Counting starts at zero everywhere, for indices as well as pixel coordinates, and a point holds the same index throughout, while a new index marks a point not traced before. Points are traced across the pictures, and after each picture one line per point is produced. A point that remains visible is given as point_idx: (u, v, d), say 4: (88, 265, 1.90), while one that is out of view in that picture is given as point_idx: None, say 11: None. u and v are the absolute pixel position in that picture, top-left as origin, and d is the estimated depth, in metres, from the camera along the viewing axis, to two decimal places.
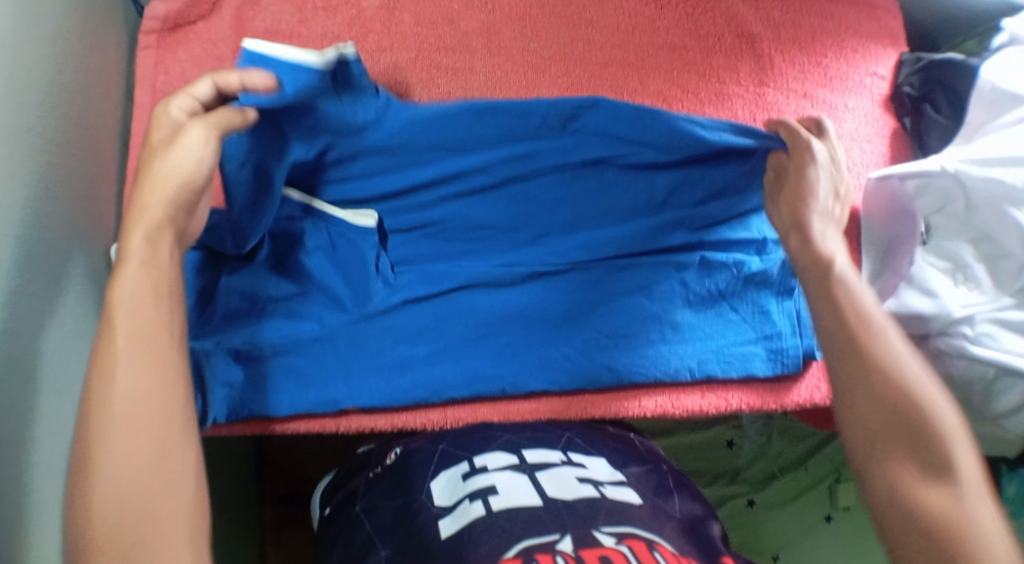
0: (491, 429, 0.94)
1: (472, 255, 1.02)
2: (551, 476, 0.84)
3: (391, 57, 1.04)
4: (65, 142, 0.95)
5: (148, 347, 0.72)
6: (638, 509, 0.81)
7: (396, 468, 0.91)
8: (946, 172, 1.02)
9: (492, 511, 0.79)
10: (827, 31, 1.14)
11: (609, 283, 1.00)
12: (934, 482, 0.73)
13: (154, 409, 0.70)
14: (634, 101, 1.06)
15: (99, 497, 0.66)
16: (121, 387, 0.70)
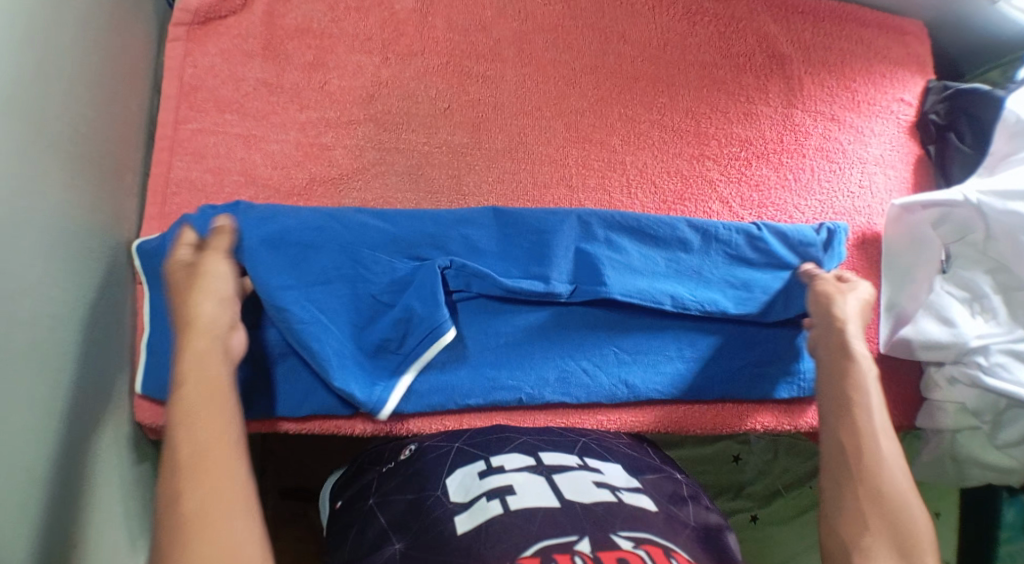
0: (506, 429, 0.93)
1: (488, 255, 0.97)
2: (568, 478, 0.84)
3: (422, 61, 1.04)
4: (91, 132, 0.95)
5: (218, 414, 0.76)
6: (655, 516, 0.81)
7: (409, 464, 0.90)
8: (968, 202, 1.02)
9: (509, 510, 0.79)
10: (856, 55, 1.14)
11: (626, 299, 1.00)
12: (865, 500, 0.80)
13: (218, 436, 0.74)
14: (662, 117, 1.06)
15: (198, 510, 0.70)
16: (202, 411, 0.75)
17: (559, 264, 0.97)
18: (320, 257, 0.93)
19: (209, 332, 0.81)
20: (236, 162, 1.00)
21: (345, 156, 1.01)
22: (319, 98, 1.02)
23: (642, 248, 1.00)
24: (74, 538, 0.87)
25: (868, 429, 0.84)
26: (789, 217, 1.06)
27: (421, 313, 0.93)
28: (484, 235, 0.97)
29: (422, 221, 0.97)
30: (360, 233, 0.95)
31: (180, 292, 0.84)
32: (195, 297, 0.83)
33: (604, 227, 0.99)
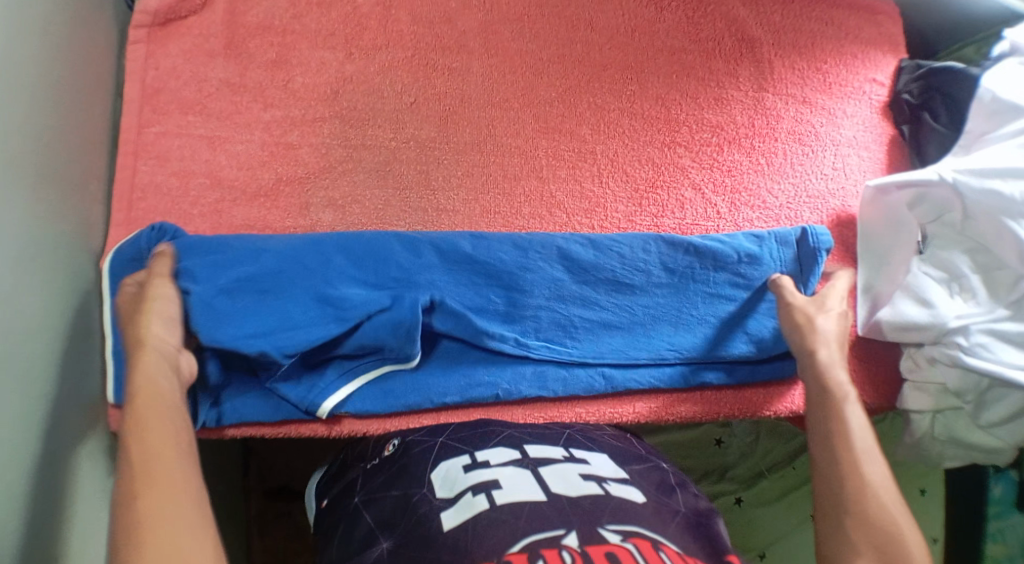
0: (490, 422, 0.93)
1: (454, 283, 0.96)
2: (554, 472, 0.83)
3: (387, 55, 1.03)
4: (54, 138, 0.93)
5: (164, 411, 0.76)
6: (643, 508, 0.80)
7: (394, 460, 0.89)
8: (944, 181, 1.01)
9: (495, 505, 0.78)
10: (828, 37, 1.12)
11: (606, 318, 0.99)
12: (857, 527, 0.78)
13: (161, 429, 0.75)
14: (633, 104, 1.05)
15: (139, 500, 0.69)
16: (147, 407, 0.76)
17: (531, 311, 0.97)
18: (280, 293, 0.92)
19: (155, 349, 0.81)
20: (201, 164, 0.99)
21: (312, 154, 0.99)
22: (283, 96, 1.01)
23: (616, 294, 0.99)
24: (49, 554, 0.85)
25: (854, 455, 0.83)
26: (763, 202, 1.05)
27: (393, 334, 0.92)
28: (447, 264, 0.96)
29: (383, 248, 0.95)
30: (320, 262, 0.94)
31: (127, 317, 0.84)
32: (144, 320, 0.82)
33: (576, 278, 0.99)
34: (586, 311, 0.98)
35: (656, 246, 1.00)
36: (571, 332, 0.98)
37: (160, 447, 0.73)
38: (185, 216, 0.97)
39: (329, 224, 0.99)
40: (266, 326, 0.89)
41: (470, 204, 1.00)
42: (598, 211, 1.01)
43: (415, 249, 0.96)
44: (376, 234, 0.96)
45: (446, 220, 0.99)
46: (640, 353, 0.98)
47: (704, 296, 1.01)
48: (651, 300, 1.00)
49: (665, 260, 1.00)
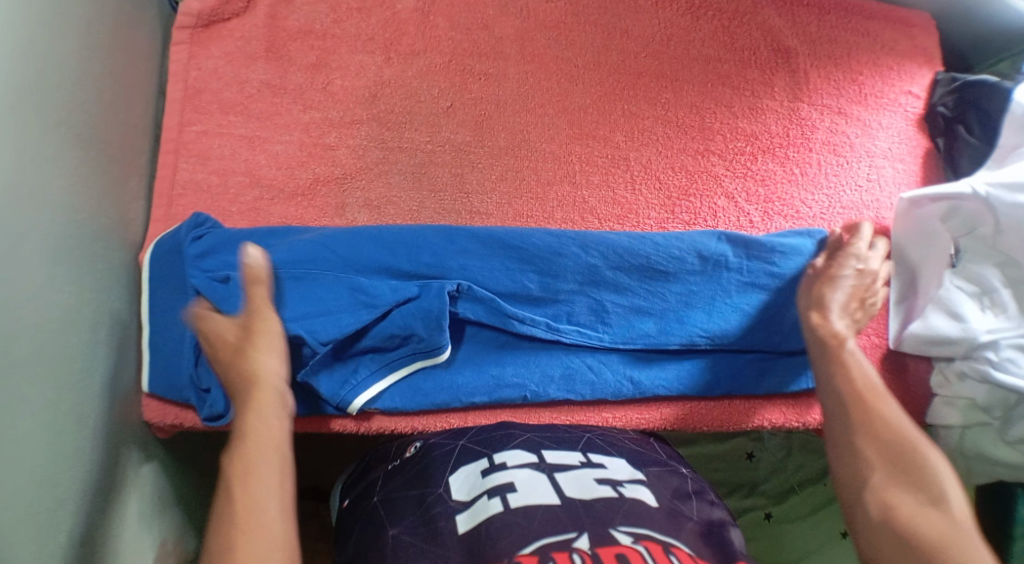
0: (510, 427, 0.93)
1: (486, 272, 0.96)
2: (570, 476, 0.84)
3: (424, 60, 1.04)
4: (96, 135, 0.96)
5: (270, 443, 0.78)
6: (656, 511, 0.81)
7: (415, 462, 0.90)
8: (976, 194, 1.01)
9: (510, 508, 0.79)
10: (863, 48, 1.12)
11: (638, 312, 0.99)
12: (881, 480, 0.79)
13: (265, 462, 0.76)
14: (666, 112, 1.05)
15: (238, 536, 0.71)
16: (252, 433, 0.78)
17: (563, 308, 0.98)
18: (311, 281, 0.92)
19: (268, 380, 0.82)
20: (241, 163, 1.01)
21: (349, 156, 1.01)
22: (322, 99, 1.03)
23: (649, 284, 0.99)
24: (80, 538, 0.88)
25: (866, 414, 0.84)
26: (796, 212, 1.05)
27: (421, 320, 0.92)
28: (479, 252, 0.96)
29: (416, 236, 0.96)
30: (353, 250, 0.95)
31: (239, 339, 0.85)
32: (255, 352, 0.83)
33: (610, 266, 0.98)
34: (620, 298, 0.99)
35: (685, 238, 1.00)
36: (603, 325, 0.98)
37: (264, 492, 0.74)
38: (224, 213, 0.99)
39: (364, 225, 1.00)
40: (322, 310, 0.91)
41: (503, 208, 1.01)
42: (630, 217, 1.02)
43: (447, 238, 0.96)
44: (403, 228, 0.97)
45: (479, 223, 1.00)
46: (670, 340, 0.99)
47: (735, 285, 1.00)
48: (684, 288, 1.00)
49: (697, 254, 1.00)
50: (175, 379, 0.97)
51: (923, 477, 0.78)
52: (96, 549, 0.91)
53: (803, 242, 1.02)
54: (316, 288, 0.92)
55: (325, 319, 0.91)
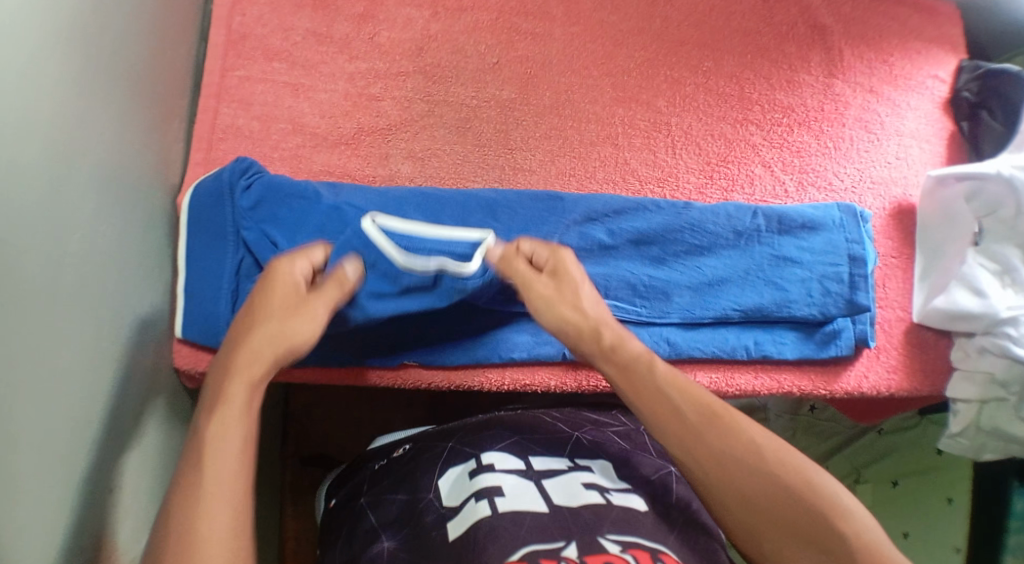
0: (494, 426, 0.96)
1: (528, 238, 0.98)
2: (557, 483, 0.87)
3: (471, 17, 1.04)
4: (140, 74, 0.95)
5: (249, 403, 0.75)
6: (643, 517, 0.84)
7: (403, 462, 0.95)
8: (1000, 176, 1.04)
9: (498, 512, 0.82)
10: (894, 30, 1.15)
11: (677, 276, 1.01)
12: (733, 444, 0.79)
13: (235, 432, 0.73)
14: (707, 80, 1.07)
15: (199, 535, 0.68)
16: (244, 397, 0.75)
17: (604, 271, 0.99)
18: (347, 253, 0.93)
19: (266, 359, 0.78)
20: (284, 110, 1.01)
21: (394, 107, 1.01)
22: (368, 49, 1.02)
23: (687, 254, 1.01)
24: (108, 476, 0.88)
25: (695, 392, 0.83)
26: (829, 184, 1.07)
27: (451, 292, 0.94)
28: (523, 212, 0.98)
29: (464, 198, 0.97)
30: (401, 207, 0.96)
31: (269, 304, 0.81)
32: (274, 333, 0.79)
33: (649, 234, 1.01)
34: (657, 270, 1.00)
35: (722, 211, 1.02)
36: (641, 290, 1.00)
37: (222, 534, 0.69)
38: (266, 159, 1.00)
39: (407, 176, 1.01)
40: None
41: (547, 165, 1.02)
42: (670, 181, 1.04)
43: (495, 202, 0.98)
44: (459, 191, 0.98)
45: (523, 179, 1.01)
46: (704, 314, 1.00)
47: (766, 257, 1.02)
48: (718, 262, 1.01)
49: (733, 224, 1.02)
50: (211, 325, 0.96)
51: (712, 443, 0.79)
52: (123, 492, 0.91)
53: (828, 216, 1.04)
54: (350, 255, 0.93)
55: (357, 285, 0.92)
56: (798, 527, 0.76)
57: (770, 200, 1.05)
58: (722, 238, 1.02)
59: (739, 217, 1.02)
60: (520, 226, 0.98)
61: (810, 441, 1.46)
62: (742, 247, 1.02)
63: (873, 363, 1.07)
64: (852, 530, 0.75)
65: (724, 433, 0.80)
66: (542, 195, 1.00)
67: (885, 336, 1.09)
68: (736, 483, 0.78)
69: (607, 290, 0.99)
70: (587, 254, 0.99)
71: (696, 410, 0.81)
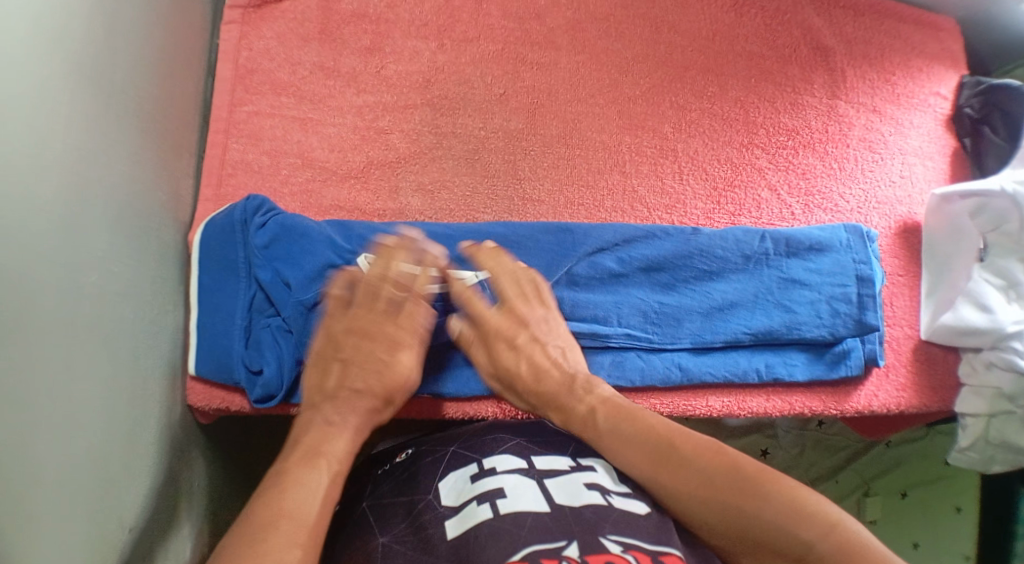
0: (497, 429, 0.94)
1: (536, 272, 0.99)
2: (559, 482, 0.85)
3: (478, 48, 1.05)
4: (150, 113, 0.95)
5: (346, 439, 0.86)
6: (646, 519, 0.82)
7: (403, 466, 0.93)
8: (1004, 191, 1.05)
9: (498, 514, 0.81)
10: (895, 50, 1.16)
11: (688, 301, 1.01)
12: (681, 468, 0.83)
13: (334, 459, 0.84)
14: (712, 105, 1.07)
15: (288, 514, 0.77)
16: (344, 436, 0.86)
17: (615, 299, 1.00)
18: None
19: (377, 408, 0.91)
20: (293, 145, 1.01)
21: (403, 140, 1.02)
22: (375, 83, 1.03)
23: (696, 279, 1.02)
24: (127, 516, 0.88)
25: (642, 423, 0.88)
26: (835, 205, 1.08)
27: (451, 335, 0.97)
28: (533, 246, 1.00)
29: (474, 235, 0.99)
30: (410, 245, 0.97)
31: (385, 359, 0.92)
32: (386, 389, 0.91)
33: (659, 260, 1.02)
34: (668, 296, 1.01)
35: (729, 236, 1.03)
36: (653, 316, 1.00)
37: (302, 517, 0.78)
38: (276, 194, 1.00)
39: (417, 209, 1.01)
40: None
41: (556, 195, 1.02)
42: (678, 207, 1.04)
43: (507, 235, 1.00)
44: (469, 224, 0.99)
45: (532, 209, 1.02)
46: (714, 339, 1.01)
47: (774, 280, 1.03)
48: (728, 286, 1.02)
49: (741, 249, 1.03)
50: (224, 361, 0.97)
51: (674, 475, 0.83)
52: (141, 529, 0.91)
53: (833, 239, 1.05)
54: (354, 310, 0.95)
55: None
56: (761, 539, 0.78)
57: (777, 223, 1.06)
58: (731, 263, 1.03)
59: (746, 242, 1.03)
60: (530, 259, 0.99)
61: (818, 456, 1.42)
62: (750, 272, 1.03)
63: (881, 381, 1.08)
64: (815, 532, 0.76)
65: (670, 461, 0.84)
66: (549, 226, 1.01)
67: (893, 353, 1.10)
68: (697, 505, 0.82)
69: (619, 318, 1.00)
70: (597, 282, 1.01)
71: (646, 448, 0.86)
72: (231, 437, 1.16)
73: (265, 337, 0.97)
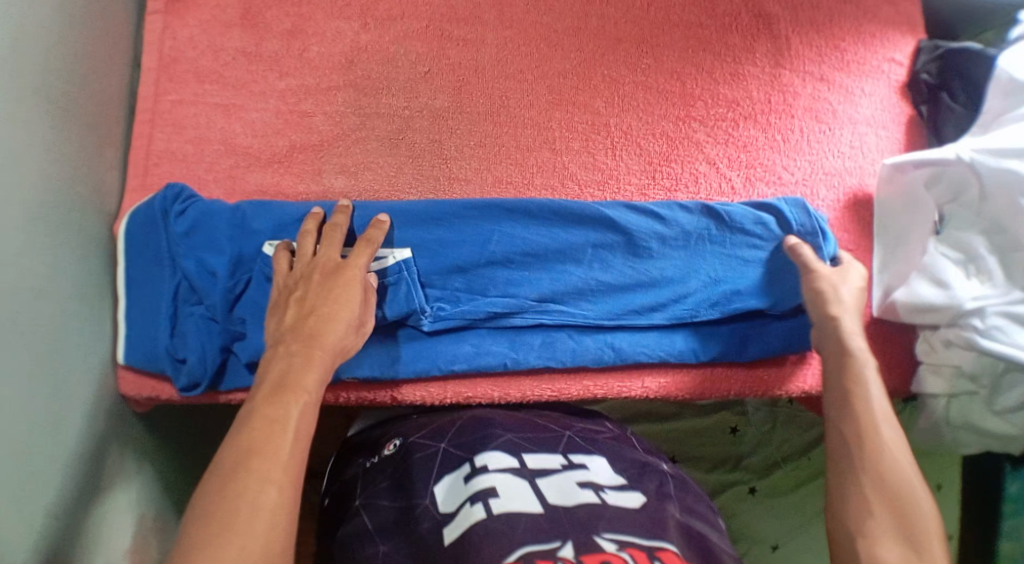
0: (490, 425, 0.92)
1: (463, 251, 0.97)
2: (551, 480, 0.84)
3: (402, 26, 1.03)
4: (74, 103, 0.95)
5: (308, 374, 0.80)
6: (638, 512, 0.81)
7: (395, 465, 0.91)
8: (961, 160, 0.99)
9: (492, 515, 0.79)
10: (846, 15, 1.11)
11: (619, 281, 0.99)
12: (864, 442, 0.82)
13: (295, 391, 0.78)
14: (647, 78, 1.05)
15: (257, 459, 0.73)
16: (310, 373, 0.80)
17: (544, 279, 0.98)
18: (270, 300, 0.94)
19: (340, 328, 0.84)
20: (217, 132, 1.00)
21: (325, 122, 1.00)
22: (297, 65, 1.02)
23: (628, 257, 0.99)
24: (57, 509, 0.88)
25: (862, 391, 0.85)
26: (779, 178, 1.05)
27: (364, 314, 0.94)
28: (457, 225, 0.98)
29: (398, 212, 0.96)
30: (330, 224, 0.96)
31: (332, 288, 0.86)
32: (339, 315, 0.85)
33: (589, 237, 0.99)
34: (602, 274, 0.98)
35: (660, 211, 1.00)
36: (584, 295, 0.98)
37: (281, 461, 0.74)
38: (200, 182, 0.99)
39: (341, 191, 1.00)
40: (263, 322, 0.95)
41: (482, 174, 1.00)
42: (611, 183, 1.02)
43: (431, 214, 0.97)
44: (391, 203, 0.97)
45: (459, 189, 1.00)
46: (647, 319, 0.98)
47: (707, 255, 1.00)
48: (661, 264, 0.99)
49: (672, 225, 0.99)
50: (152, 350, 0.96)
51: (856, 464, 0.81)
52: (74, 521, 0.90)
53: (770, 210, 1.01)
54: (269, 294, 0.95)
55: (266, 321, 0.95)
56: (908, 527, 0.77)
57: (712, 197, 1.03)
58: (661, 240, 0.99)
59: (677, 219, 1.00)
60: (455, 239, 0.97)
61: (792, 434, 1.31)
62: (681, 247, 0.99)
63: None
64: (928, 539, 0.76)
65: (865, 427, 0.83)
66: (475, 203, 0.98)
67: None
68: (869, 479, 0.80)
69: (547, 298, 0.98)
70: (525, 262, 0.98)
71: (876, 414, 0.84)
72: (185, 430, 1.15)
73: (189, 326, 0.95)
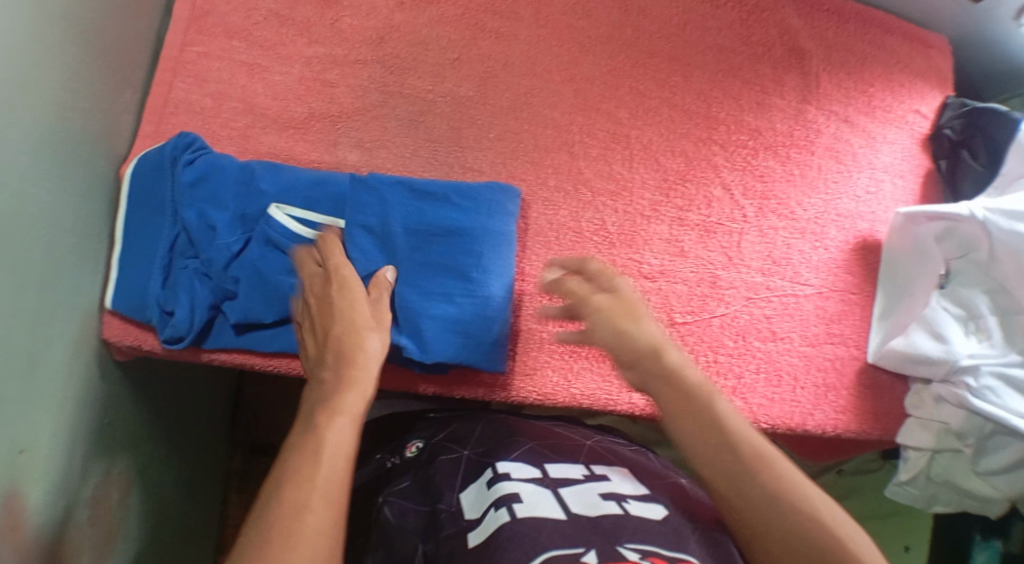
0: (516, 434, 0.93)
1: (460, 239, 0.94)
2: (574, 492, 0.82)
3: (437, 10, 1.03)
4: (99, 38, 0.94)
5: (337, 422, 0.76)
6: (663, 526, 0.77)
7: (421, 464, 0.93)
8: (974, 217, 0.97)
9: (517, 518, 0.77)
10: (878, 60, 1.11)
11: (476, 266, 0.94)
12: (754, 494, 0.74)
13: (337, 451, 0.74)
14: (673, 95, 1.05)
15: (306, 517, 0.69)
16: (342, 429, 0.76)
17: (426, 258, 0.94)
18: (264, 264, 0.92)
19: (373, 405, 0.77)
20: (238, 89, 1.00)
21: (347, 95, 1.00)
22: (328, 35, 1.02)
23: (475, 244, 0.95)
24: (22, 443, 0.85)
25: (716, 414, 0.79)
26: (791, 212, 1.05)
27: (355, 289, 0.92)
28: (471, 216, 0.95)
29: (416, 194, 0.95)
30: (345, 198, 0.95)
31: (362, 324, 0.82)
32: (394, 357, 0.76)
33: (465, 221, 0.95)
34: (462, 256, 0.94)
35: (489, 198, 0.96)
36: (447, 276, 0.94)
37: (325, 520, 0.69)
38: (214, 136, 0.99)
39: (353, 164, 1.00)
40: (251, 280, 0.92)
41: (497, 167, 1.00)
42: (624, 195, 1.02)
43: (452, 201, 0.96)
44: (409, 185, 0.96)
45: (471, 179, 1.00)
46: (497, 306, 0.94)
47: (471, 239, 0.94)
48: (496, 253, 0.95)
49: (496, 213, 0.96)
50: (140, 298, 0.94)
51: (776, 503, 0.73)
52: (37, 460, 0.87)
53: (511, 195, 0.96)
54: (263, 255, 0.93)
55: (255, 282, 0.92)
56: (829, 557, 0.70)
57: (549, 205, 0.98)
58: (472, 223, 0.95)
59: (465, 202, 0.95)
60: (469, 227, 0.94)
61: None
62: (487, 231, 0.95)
63: (820, 400, 1.00)
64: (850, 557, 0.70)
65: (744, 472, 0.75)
66: (494, 195, 0.96)
67: (839, 373, 1.02)
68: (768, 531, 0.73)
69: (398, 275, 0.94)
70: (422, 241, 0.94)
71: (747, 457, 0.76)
72: (164, 386, 1.13)
73: (182, 280, 0.94)
